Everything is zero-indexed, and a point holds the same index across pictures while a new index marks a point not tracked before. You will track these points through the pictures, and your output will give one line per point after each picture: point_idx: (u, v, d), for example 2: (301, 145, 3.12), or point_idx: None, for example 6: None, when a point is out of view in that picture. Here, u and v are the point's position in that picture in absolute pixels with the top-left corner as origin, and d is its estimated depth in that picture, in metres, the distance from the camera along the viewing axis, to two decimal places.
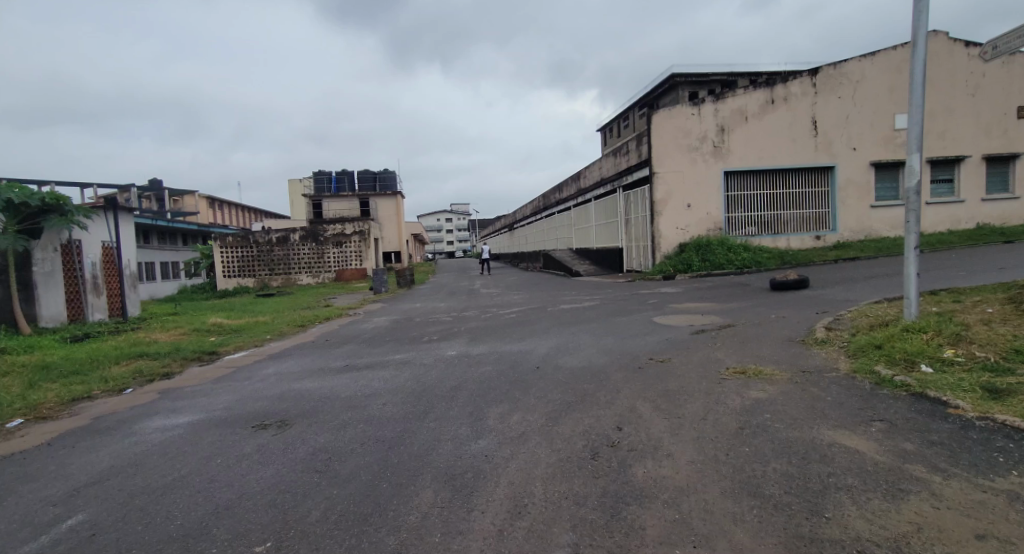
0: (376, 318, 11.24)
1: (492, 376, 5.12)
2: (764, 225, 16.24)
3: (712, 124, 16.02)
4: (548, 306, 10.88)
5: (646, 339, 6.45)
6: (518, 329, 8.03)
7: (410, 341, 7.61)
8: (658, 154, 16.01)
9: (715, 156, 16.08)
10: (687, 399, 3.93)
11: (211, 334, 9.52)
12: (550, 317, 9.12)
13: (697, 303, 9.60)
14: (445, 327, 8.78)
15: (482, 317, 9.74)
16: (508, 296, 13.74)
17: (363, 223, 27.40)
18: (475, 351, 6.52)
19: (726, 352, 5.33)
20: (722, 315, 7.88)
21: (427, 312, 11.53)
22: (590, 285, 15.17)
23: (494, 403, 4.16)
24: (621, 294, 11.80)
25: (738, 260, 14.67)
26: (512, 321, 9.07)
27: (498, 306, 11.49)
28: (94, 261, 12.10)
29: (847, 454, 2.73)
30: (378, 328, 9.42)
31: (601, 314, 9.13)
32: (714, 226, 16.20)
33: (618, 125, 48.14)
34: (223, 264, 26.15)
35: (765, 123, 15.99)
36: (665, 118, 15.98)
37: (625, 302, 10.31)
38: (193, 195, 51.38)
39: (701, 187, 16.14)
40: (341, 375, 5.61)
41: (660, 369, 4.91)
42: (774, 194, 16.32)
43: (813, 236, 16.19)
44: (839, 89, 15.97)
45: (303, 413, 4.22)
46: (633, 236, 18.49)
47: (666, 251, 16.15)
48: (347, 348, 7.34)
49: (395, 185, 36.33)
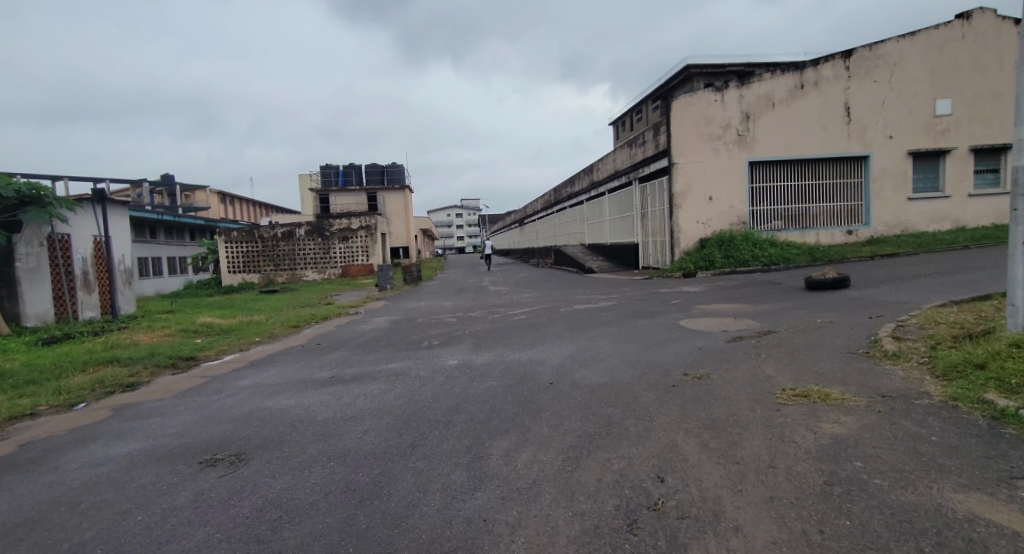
0: (376, 318, 10.50)
1: (497, 394, 4.34)
2: (791, 219, 15.23)
3: (736, 111, 15.02)
4: (560, 306, 10.06)
5: (675, 348, 5.62)
6: (528, 333, 7.23)
7: (407, 347, 6.85)
8: (678, 144, 15.09)
9: (739, 145, 15.09)
10: (742, 433, 3.09)
11: (197, 335, 8.84)
12: (563, 319, 8.32)
13: (727, 304, 8.71)
14: (447, 330, 8.01)
15: (489, 319, 8.96)
16: (517, 294, 12.96)
17: (369, 218, 26.76)
18: (479, 360, 5.74)
19: (775, 367, 4.49)
20: (759, 320, 7.00)
21: (431, 312, 10.79)
22: (604, 282, 14.32)
23: (498, 435, 3.37)
24: (640, 293, 10.93)
25: (764, 257, 13.69)
26: (521, 323, 8.28)
27: (507, 306, 10.69)
28: (84, 256, 11.68)
29: (1004, 538, 1.86)
30: (376, 331, 8.67)
31: (620, 315, 8.31)
32: (738, 221, 15.23)
33: (630, 118, 47.09)
34: (228, 260, 25.71)
35: (793, 110, 14.95)
36: (685, 105, 15.05)
37: (645, 303, 9.45)
38: (203, 191, 51.36)
39: (724, 179, 15.17)
40: (324, 389, 4.87)
41: (698, 388, 4.09)
42: (802, 186, 15.28)
43: (845, 230, 15.15)
44: (874, 73, 14.86)
45: (267, 442, 3.47)
46: (650, 231, 17.56)
47: (686, 246, 15.23)
48: (338, 354, 6.62)
49: (403, 178, 35.82)
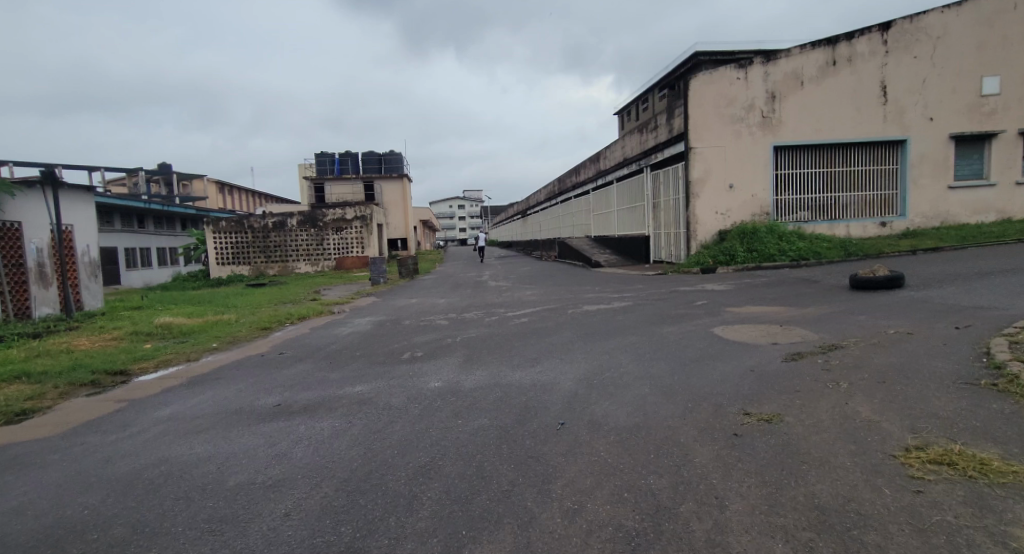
0: (360, 319, 9.27)
1: (489, 444, 3.10)
2: (819, 210, 13.96)
3: (761, 91, 13.68)
4: (567, 307, 8.79)
5: (721, 369, 4.38)
6: (532, 343, 5.98)
7: (383, 360, 5.61)
8: (697, 126, 13.77)
9: (763, 128, 13.78)
10: (888, 548, 1.86)
11: (149, 339, 7.65)
12: (573, 324, 7.11)
13: (763, 307, 7.44)
14: (436, 337, 6.79)
15: (486, 323, 7.71)
16: (519, 291, 11.77)
17: (364, 208, 25.48)
18: (469, 382, 4.51)
19: (872, 405, 3.26)
20: (813, 328, 5.74)
21: (421, 312, 9.54)
22: (615, 278, 13.07)
23: (486, 531, 2.16)
24: (658, 293, 9.65)
25: (792, 251, 12.42)
26: (522, 329, 7.03)
27: (507, 306, 9.43)
28: (39, 247, 10.51)
29: None
30: (354, 336, 7.44)
31: (640, 320, 7.05)
32: (760, 211, 13.95)
33: (636, 107, 45.59)
34: (217, 251, 24.55)
35: (824, 89, 13.59)
36: (704, 83, 13.74)
37: (667, 304, 8.19)
38: (201, 180, 50.23)
39: (747, 165, 13.86)
40: (259, 425, 3.66)
41: (775, 441, 2.86)
42: (832, 173, 13.96)
43: (877, 222, 13.88)
44: (915, 48, 13.46)
45: (134, 534, 2.27)
46: (663, 222, 16.29)
47: (703, 239, 13.98)
48: (299, 368, 5.42)
49: (401, 167, 34.51)
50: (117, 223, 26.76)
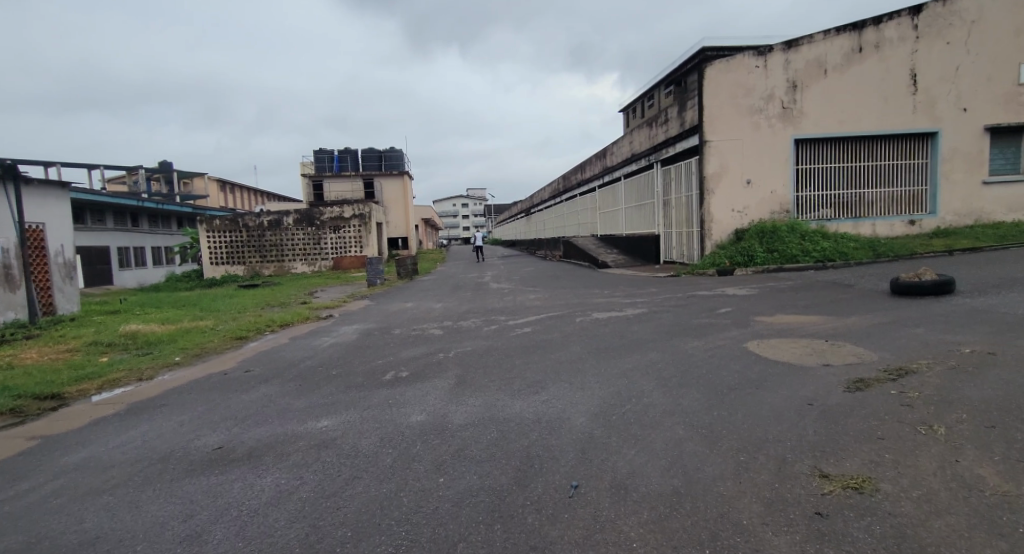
0: (348, 327, 8.46)
1: (477, 526, 2.25)
2: (842, 208, 13.09)
3: (781, 80, 12.80)
4: (574, 314, 7.94)
5: (770, 401, 3.53)
6: (536, 361, 5.14)
7: (362, 382, 4.79)
8: (712, 118, 12.92)
9: (783, 120, 12.90)
10: None
11: (107, 351, 6.85)
12: (582, 337, 6.27)
13: (798, 315, 6.56)
14: (427, 351, 5.96)
15: (484, 334, 6.86)
16: (522, 294, 10.94)
17: (363, 206, 24.64)
18: (459, 416, 3.69)
19: (998, 466, 2.41)
20: (867, 344, 4.88)
21: (414, 320, 8.70)
22: (624, 281, 12.22)
23: None
24: (674, 298, 8.76)
25: (817, 252, 11.53)
26: (524, 342, 6.18)
27: (508, 312, 8.58)
28: (4, 247, 9.76)
29: None
30: (336, 349, 6.60)
31: (659, 332, 6.19)
32: (780, 208, 13.09)
33: (642, 104, 44.61)
34: (210, 250, 23.85)
35: (850, 78, 12.69)
36: (720, 72, 12.88)
37: (687, 312, 7.31)
38: (202, 178, 49.65)
39: (765, 160, 12.99)
40: (183, 483, 2.83)
41: (885, 532, 2.01)
42: (857, 167, 13.07)
43: (906, 220, 12.99)
44: (948, 33, 12.53)
45: None
46: (674, 221, 15.44)
47: (718, 238, 13.12)
48: (262, 393, 4.60)
49: (402, 164, 33.72)
50: (110, 221, 26.08)
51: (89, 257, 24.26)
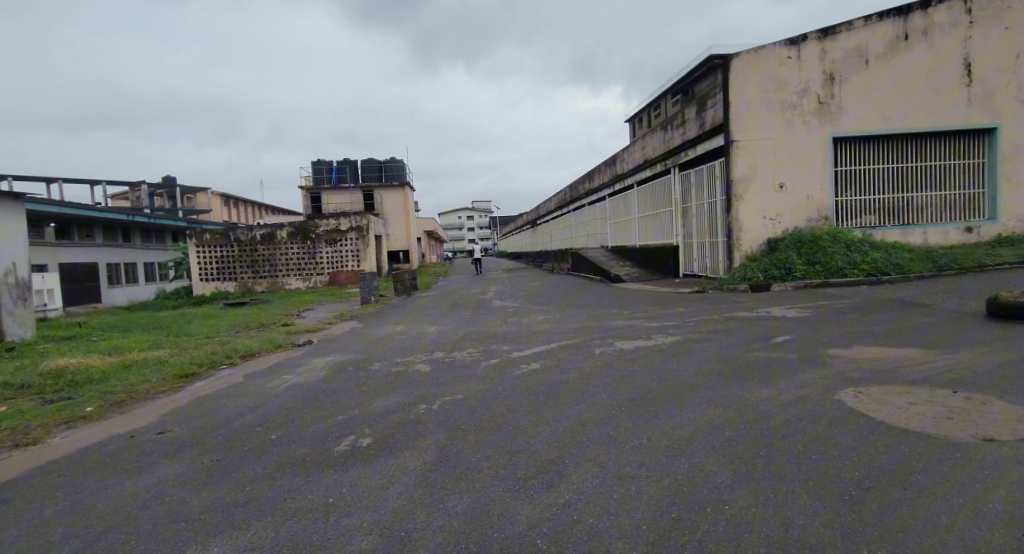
0: (320, 358, 7.06)
1: None
2: (887, 214, 11.72)
3: (817, 72, 11.52)
4: (592, 343, 6.49)
5: (956, 525, 2.08)
6: (549, 421, 3.72)
7: (305, 457, 3.39)
8: (740, 115, 11.63)
9: (820, 117, 11.59)
10: None
11: (10, 397, 5.48)
12: (606, 377, 4.87)
13: (886, 348, 5.06)
14: (404, 401, 4.54)
15: (480, 373, 5.43)
16: (528, 315, 9.57)
17: (360, 218, 23.40)
18: (431, 541, 2.28)
19: None
20: (1022, 396, 3.44)
21: (400, 349, 7.29)
22: (643, 298, 10.82)
23: None
24: (711, 322, 7.27)
25: (866, 264, 10.09)
26: (531, 386, 4.77)
27: (511, 340, 7.13)
28: None
29: None
30: (292, 393, 5.19)
31: (707, 371, 4.73)
32: (818, 215, 11.69)
33: (648, 115, 43.67)
34: (200, 265, 22.72)
35: (895, 69, 11.41)
36: (748, 64, 11.61)
37: (735, 342, 5.83)
38: (206, 194, 49.16)
39: (800, 161, 11.66)
40: None
41: None
42: (905, 168, 11.65)
43: (962, 227, 11.56)
44: (1006, 18, 11.31)
45: None
46: (694, 231, 14.08)
47: (748, 249, 11.72)
48: (154, 478, 3.17)
49: (402, 175, 32.74)
50: (98, 237, 25.08)
51: (75, 274, 23.17)
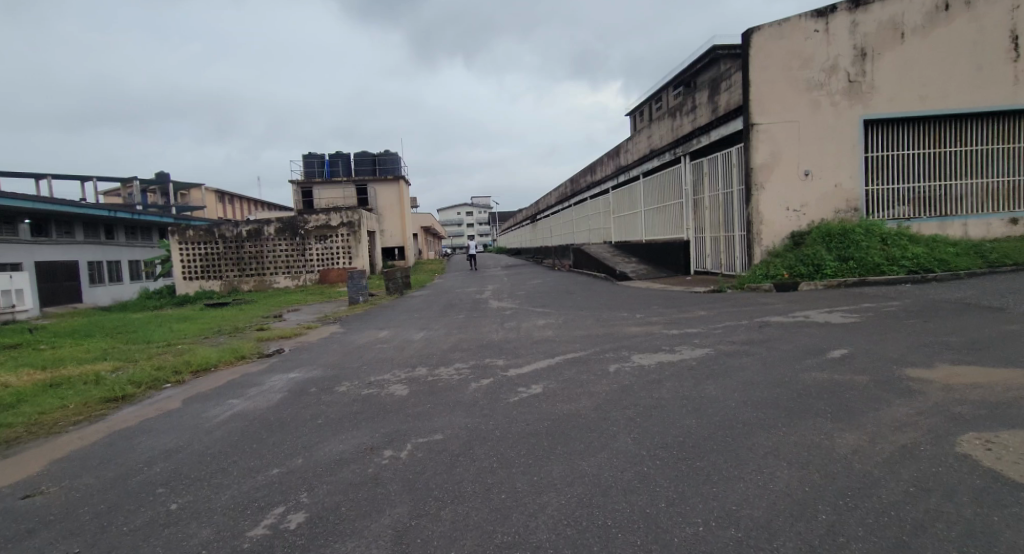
0: (284, 374, 5.98)
1: None
2: (924, 204, 10.62)
3: (847, 47, 10.39)
4: (604, 358, 5.41)
5: None
6: (557, 487, 2.64)
7: (201, 549, 2.30)
8: (760, 95, 10.53)
9: (850, 97, 10.48)
10: None
11: None
12: (629, 408, 3.79)
13: (983, 369, 3.97)
14: (364, 444, 3.45)
15: (468, 399, 4.38)
16: (529, 319, 8.49)
17: (352, 213, 22.22)
18: None
19: None
20: None
21: (378, 362, 6.20)
22: (656, 299, 9.76)
23: None
24: (744, 330, 6.17)
25: (905, 260, 9.04)
26: (531, 421, 3.70)
27: (507, 352, 6.04)
28: None
29: None
30: (230, 426, 4.10)
31: (761, 401, 3.65)
32: (847, 206, 10.60)
33: (649, 107, 42.63)
34: (183, 263, 21.64)
35: (933, 43, 10.29)
36: (770, 40, 10.50)
37: (782, 358, 4.75)
38: (200, 189, 48.04)
39: (827, 146, 10.55)
40: None
41: None
42: (943, 153, 10.55)
43: (1006, 219, 10.49)
44: None
45: None
46: (707, 224, 13.01)
47: (770, 244, 10.65)
48: None
49: (397, 168, 31.60)
50: (79, 234, 23.97)
51: (52, 274, 22.10)
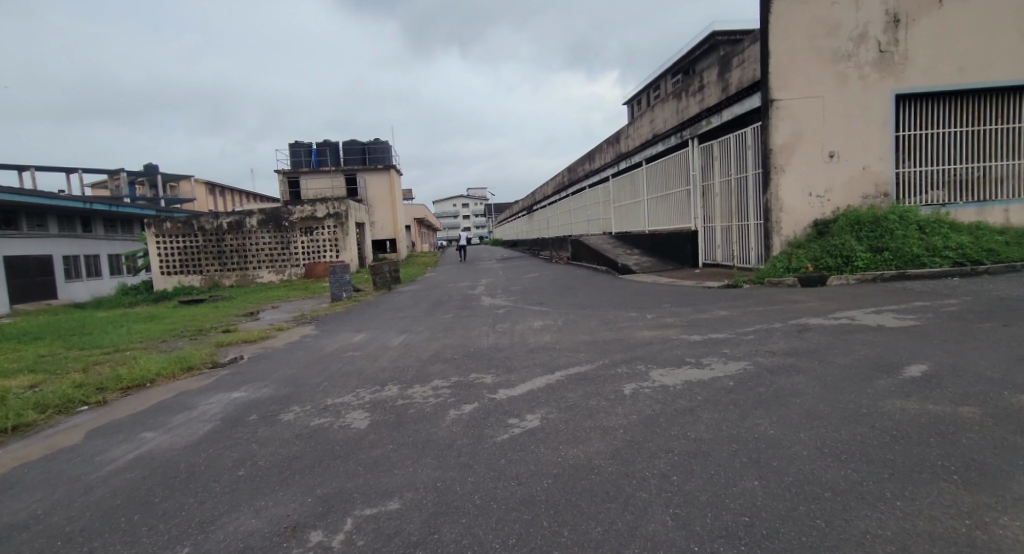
0: (226, 393, 4.92)
1: None
2: (959, 187, 9.59)
3: (878, 12, 9.30)
4: (616, 374, 4.37)
5: None
6: None
7: None
8: (781, 67, 9.44)
9: (881, 69, 9.40)
10: None
11: None
12: (657, 456, 2.76)
13: None
14: (287, 519, 2.41)
15: (443, 436, 3.33)
16: (524, 320, 7.45)
17: (339, 204, 21.23)
18: None
19: None
20: None
21: (342, 377, 5.15)
22: (666, 295, 8.74)
23: None
24: (781, 336, 5.14)
25: (947, 251, 8.05)
26: (524, 478, 2.65)
27: (497, 365, 5.00)
28: None
29: None
30: (121, 478, 3.04)
31: (844, 451, 2.61)
32: (877, 190, 9.55)
33: (647, 96, 41.58)
34: (160, 257, 20.44)
35: (973, 7, 9.22)
36: (793, 5, 9.38)
37: (844, 377, 3.73)
38: (189, 182, 46.80)
39: (855, 123, 9.49)
40: None
41: None
42: (981, 131, 9.51)
43: None
44: None
45: None
46: (719, 213, 11.94)
47: (790, 233, 9.62)
48: None
49: (387, 157, 30.41)
50: (52, 227, 22.68)
51: (23, 269, 20.87)
